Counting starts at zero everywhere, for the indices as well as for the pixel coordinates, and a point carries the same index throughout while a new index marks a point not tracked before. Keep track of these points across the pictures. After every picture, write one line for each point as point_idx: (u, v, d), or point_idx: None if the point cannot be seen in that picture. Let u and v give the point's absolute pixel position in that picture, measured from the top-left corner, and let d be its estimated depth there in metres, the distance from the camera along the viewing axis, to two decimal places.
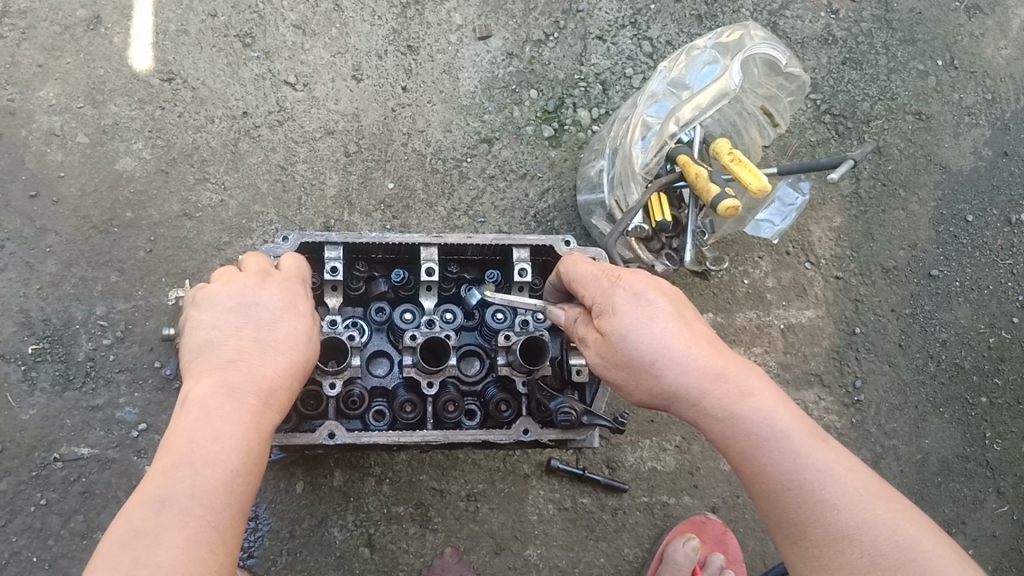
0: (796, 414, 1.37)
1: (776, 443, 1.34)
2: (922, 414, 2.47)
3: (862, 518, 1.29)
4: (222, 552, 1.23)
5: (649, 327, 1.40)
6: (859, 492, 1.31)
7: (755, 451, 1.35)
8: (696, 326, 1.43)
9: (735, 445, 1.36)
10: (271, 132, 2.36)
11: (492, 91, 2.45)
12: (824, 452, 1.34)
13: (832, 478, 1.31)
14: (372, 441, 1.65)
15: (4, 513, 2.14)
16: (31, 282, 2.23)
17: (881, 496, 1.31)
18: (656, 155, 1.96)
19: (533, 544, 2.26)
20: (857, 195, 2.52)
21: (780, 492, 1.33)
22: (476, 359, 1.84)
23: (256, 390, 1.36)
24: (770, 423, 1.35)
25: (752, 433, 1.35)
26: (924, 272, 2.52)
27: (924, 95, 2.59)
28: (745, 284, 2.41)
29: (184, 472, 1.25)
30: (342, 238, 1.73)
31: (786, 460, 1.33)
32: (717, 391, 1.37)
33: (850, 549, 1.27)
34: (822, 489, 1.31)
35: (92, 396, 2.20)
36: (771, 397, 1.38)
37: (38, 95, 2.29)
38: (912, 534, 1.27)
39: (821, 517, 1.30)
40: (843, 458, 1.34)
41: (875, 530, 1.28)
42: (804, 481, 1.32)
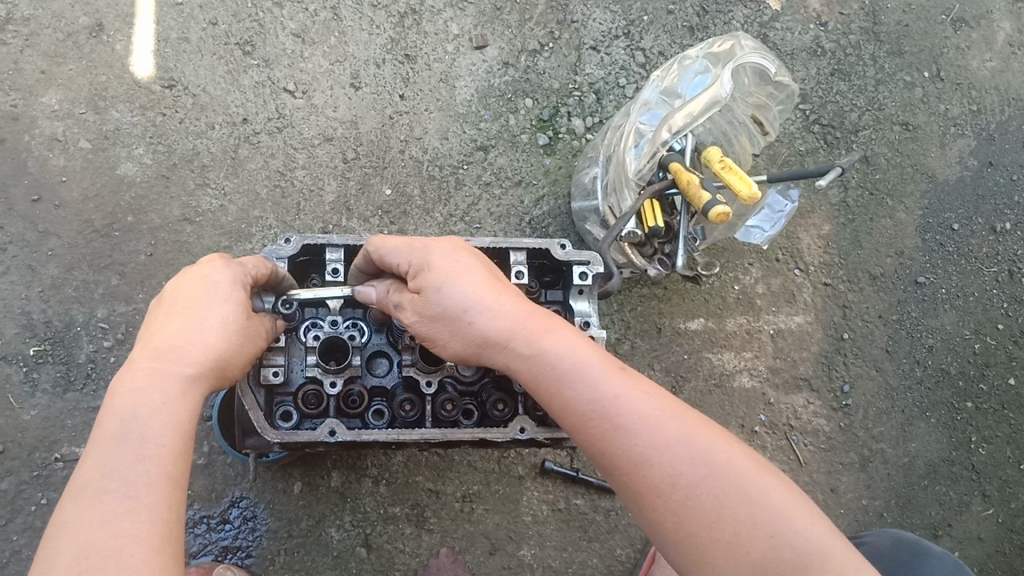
0: (594, 351, 1.42)
1: (575, 376, 1.37)
2: (908, 418, 2.51)
3: (661, 441, 1.30)
4: (145, 519, 1.19)
5: (461, 283, 1.44)
6: (655, 417, 1.33)
7: (560, 386, 1.38)
8: (501, 284, 1.49)
9: (542, 381, 1.40)
10: (271, 138, 2.40)
11: (488, 100, 2.50)
12: (618, 381, 1.37)
13: (623, 402, 1.34)
14: (372, 438, 1.68)
15: (5, 513, 2.16)
16: (33, 285, 2.26)
17: (680, 415, 1.34)
18: (649, 162, 2.01)
19: (527, 545, 2.30)
20: (846, 204, 2.57)
21: (590, 421, 1.34)
22: None
23: (175, 362, 1.34)
24: (571, 360, 1.39)
25: (553, 368, 1.39)
26: (911, 279, 2.57)
27: (911, 107, 2.65)
28: (736, 290, 2.46)
29: (100, 454, 1.24)
30: (343, 239, 1.77)
31: (584, 393, 1.36)
32: (513, 336, 1.42)
33: (653, 472, 1.29)
34: (623, 418, 1.32)
35: (93, 397, 2.23)
36: (571, 341, 1.42)
37: (41, 101, 2.33)
38: (711, 450, 1.29)
39: (627, 442, 1.31)
40: (643, 389, 1.37)
41: (671, 450, 1.29)
42: (608, 411, 1.33)
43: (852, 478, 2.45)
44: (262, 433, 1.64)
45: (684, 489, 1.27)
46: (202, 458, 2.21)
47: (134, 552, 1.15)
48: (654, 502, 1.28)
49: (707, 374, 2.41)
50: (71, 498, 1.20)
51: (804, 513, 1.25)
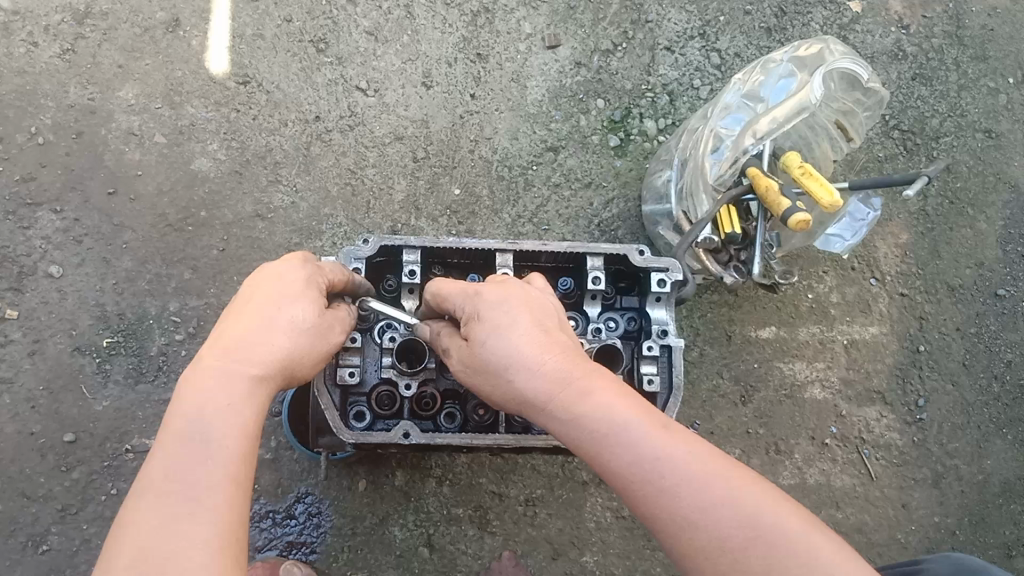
0: (643, 409, 1.27)
1: (618, 440, 1.23)
2: (984, 435, 2.44)
3: (705, 500, 1.15)
4: (210, 519, 1.14)
5: (506, 334, 1.34)
6: (701, 472, 1.18)
7: (599, 449, 1.25)
8: (549, 332, 1.37)
9: (584, 445, 1.27)
10: (343, 136, 2.40)
11: (559, 100, 2.48)
12: (667, 442, 1.22)
13: (670, 467, 1.19)
14: (446, 442, 1.67)
15: (76, 501, 2.19)
16: (108, 277, 2.29)
17: (734, 478, 1.18)
18: (730, 168, 1.97)
19: (590, 551, 2.28)
20: (925, 212, 2.50)
21: (635, 487, 1.20)
22: None
23: (246, 360, 1.32)
24: (614, 420, 1.25)
25: (593, 430, 1.26)
26: (990, 291, 2.50)
27: (994, 114, 2.57)
28: (809, 298, 2.42)
29: (167, 453, 1.19)
30: (421, 241, 1.76)
31: (626, 454, 1.22)
32: (557, 394, 1.30)
33: (699, 536, 1.14)
34: (662, 478, 1.19)
35: (164, 390, 2.26)
36: (616, 394, 1.29)
37: (118, 95, 2.36)
38: (761, 508, 1.14)
39: (674, 511, 1.16)
40: (690, 443, 1.23)
41: (719, 511, 1.14)
42: (653, 478, 1.19)
43: (924, 494, 2.39)
44: (338, 432, 1.65)
45: (734, 553, 1.11)
46: (269, 453, 2.23)
47: (198, 555, 1.09)
48: (705, 569, 1.12)
49: (777, 385, 2.37)
50: (138, 496, 1.14)
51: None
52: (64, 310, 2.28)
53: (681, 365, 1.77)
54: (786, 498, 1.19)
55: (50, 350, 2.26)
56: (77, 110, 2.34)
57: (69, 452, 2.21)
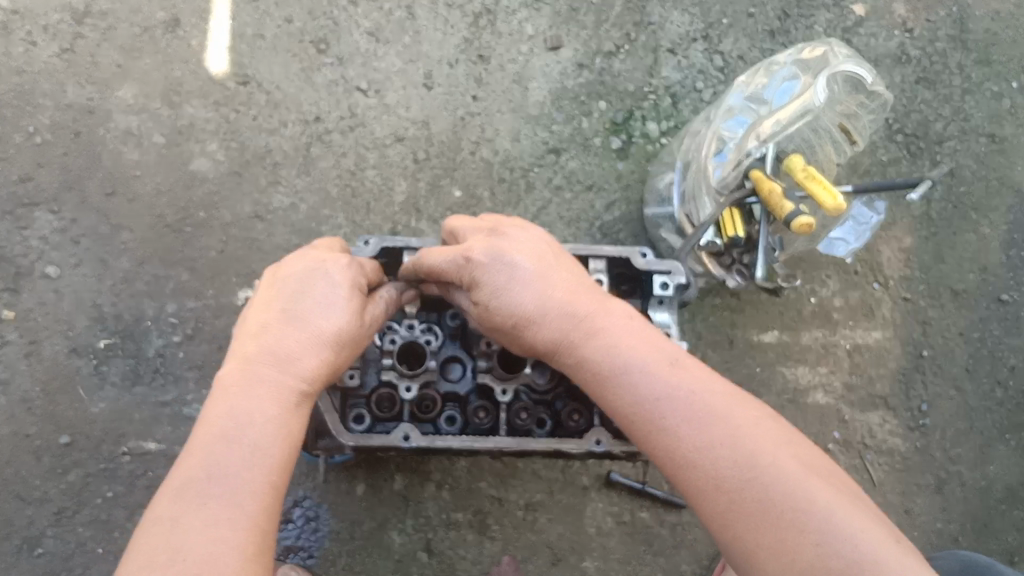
0: (648, 347, 1.38)
1: (621, 379, 1.35)
2: (988, 440, 2.42)
3: (699, 439, 1.24)
4: (244, 526, 1.18)
5: (508, 287, 1.44)
6: (699, 411, 1.26)
7: (607, 392, 1.37)
8: (562, 279, 1.48)
9: (596, 385, 1.39)
10: (343, 137, 2.38)
11: (561, 102, 2.46)
12: (664, 379, 1.32)
13: (666, 403, 1.29)
14: (446, 445, 1.65)
15: (72, 504, 2.17)
16: (105, 278, 2.27)
17: (728, 410, 1.26)
18: (733, 170, 1.96)
19: (590, 556, 2.26)
20: (928, 216, 2.48)
21: (637, 425, 1.31)
22: None
23: (284, 368, 1.36)
24: (618, 361, 1.37)
25: (598, 373, 1.38)
26: (994, 297, 2.48)
27: (998, 118, 2.56)
28: (812, 302, 2.40)
29: (204, 456, 1.23)
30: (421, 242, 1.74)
31: (629, 395, 1.33)
32: (568, 341, 1.43)
33: (694, 471, 1.22)
34: (661, 418, 1.28)
35: (161, 392, 2.23)
36: (621, 337, 1.40)
37: (117, 95, 2.34)
38: (751, 446, 1.20)
39: (669, 445, 1.26)
40: (691, 382, 1.31)
41: (712, 449, 1.22)
42: (653, 414, 1.29)
43: (927, 500, 2.37)
44: (337, 435, 1.63)
45: (727, 490, 1.18)
46: None
47: (228, 559, 1.13)
48: (701, 504, 1.21)
49: (780, 389, 2.35)
50: (173, 497, 1.18)
51: (859, 512, 1.13)
52: (61, 311, 2.25)
53: None
54: (785, 432, 1.25)
55: (46, 351, 2.24)
56: (75, 110, 2.32)
57: (65, 454, 2.19)
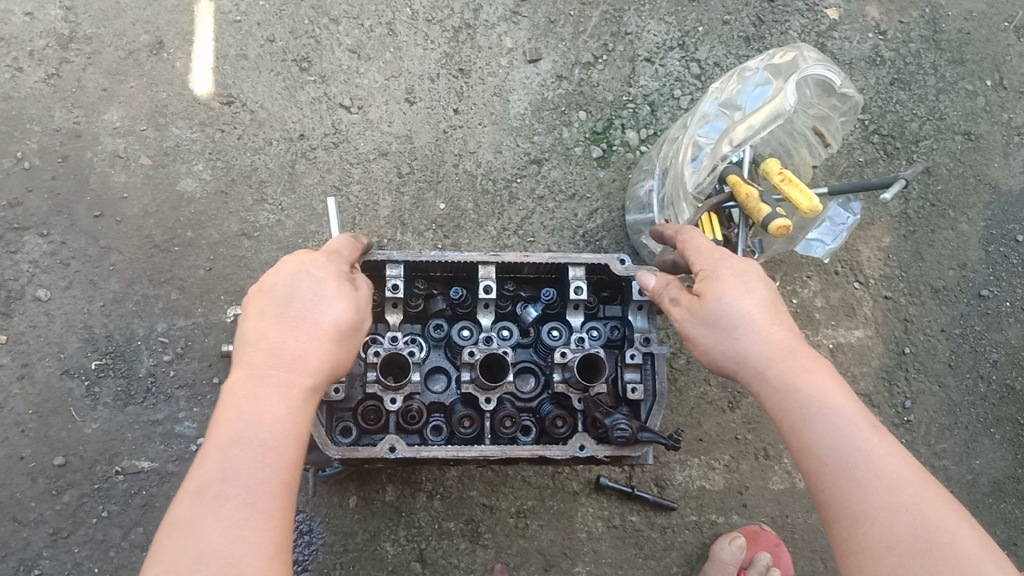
0: (854, 401, 1.39)
1: (824, 416, 1.36)
2: (973, 434, 2.45)
3: (892, 502, 1.26)
4: (267, 525, 1.20)
5: (739, 298, 1.49)
6: (894, 476, 1.28)
7: (801, 424, 1.38)
8: (781, 318, 1.50)
9: (789, 415, 1.39)
10: (327, 154, 2.42)
11: (542, 113, 2.50)
12: (866, 436, 1.33)
13: (868, 458, 1.30)
14: (432, 455, 1.68)
15: (68, 525, 2.20)
16: (95, 299, 2.30)
17: (922, 486, 1.27)
18: (708, 176, 1.99)
19: (582, 561, 2.29)
20: (906, 215, 2.52)
21: (823, 469, 1.33)
22: (531, 376, 1.88)
23: (289, 367, 1.36)
24: (824, 400, 1.37)
25: (802, 405, 1.38)
26: (974, 292, 2.52)
27: (972, 116, 2.60)
28: (794, 303, 2.43)
29: (227, 455, 1.24)
30: (403, 256, 1.78)
31: (829, 435, 1.34)
32: (777, 365, 1.44)
33: (873, 530, 1.24)
34: (856, 467, 1.30)
35: (153, 411, 2.26)
36: (833, 381, 1.41)
37: (103, 118, 2.37)
38: (941, 523, 1.22)
39: (859, 497, 1.28)
40: (889, 446, 1.32)
41: (901, 516, 1.24)
42: (846, 460, 1.31)
43: None
44: (323, 449, 1.66)
45: (901, 557, 1.21)
46: None
47: (248, 558, 1.16)
48: (866, 563, 1.23)
49: None
50: (194, 498, 1.20)
51: None
52: (52, 333, 2.28)
53: (663, 374, 1.81)
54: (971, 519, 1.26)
55: (38, 374, 2.26)
56: (62, 134, 2.35)
57: (60, 475, 2.21)
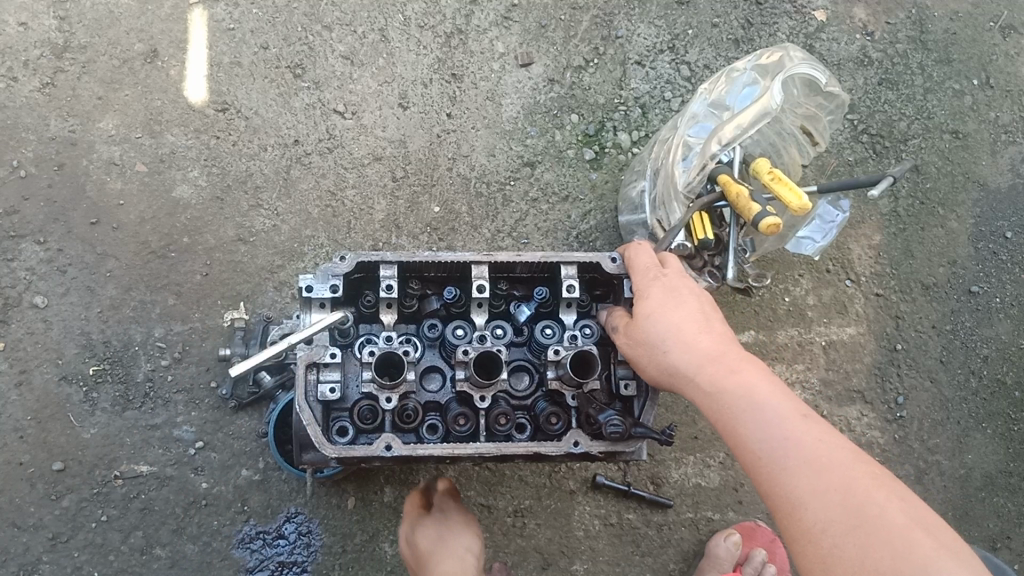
0: (783, 394, 1.44)
1: (753, 413, 1.42)
2: (964, 429, 2.47)
3: (819, 482, 1.30)
4: None
5: (666, 319, 1.63)
6: (821, 457, 1.33)
7: (733, 422, 1.45)
8: (711, 331, 1.60)
9: (723, 417, 1.47)
10: (322, 159, 2.44)
11: (534, 116, 2.52)
12: (792, 423, 1.39)
13: (792, 444, 1.36)
14: (427, 453, 1.69)
15: (67, 529, 2.21)
16: (92, 306, 2.31)
17: (849, 464, 1.31)
18: (698, 175, 2.01)
19: (579, 559, 2.30)
20: (896, 213, 2.54)
21: (756, 462, 1.39)
22: (526, 374, 1.88)
23: None
24: (750, 395, 1.45)
25: (731, 404, 1.46)
26: (964, 289, 2.54)
27: (960, 115, 2.62)
28: (787, 301, 2.45)
29: None
30: (397, 256, 1.79)
31: (757, 429, 1.41)
32: (708, 370, 1.53)
33: (805, 513, 1.29)
34: (783, 454, 1.36)
35: (151, 415, 2.27)
36: (762, 378, 1.48)
37: (98, 126, 2.39)
38: (863, 496, 1.26)
39: (788, 484, 1.33)
40: (816, 430, 1.37)
41: (827, 495, 1.29)
42: (773, 451, 1.37)
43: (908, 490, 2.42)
44: (321, 448, 1.68)
45: (832, 534, 1.26)
46: (257, 474, 2.25)
47: None
48: (803, 546, 1.28)
49: None
50: None
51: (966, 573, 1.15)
52: (50, 340, 2.29)
53: None
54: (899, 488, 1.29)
55: (36, 380, 2.27)
56: (58, 142, 2.37)
57: (58, 480, 2.22)
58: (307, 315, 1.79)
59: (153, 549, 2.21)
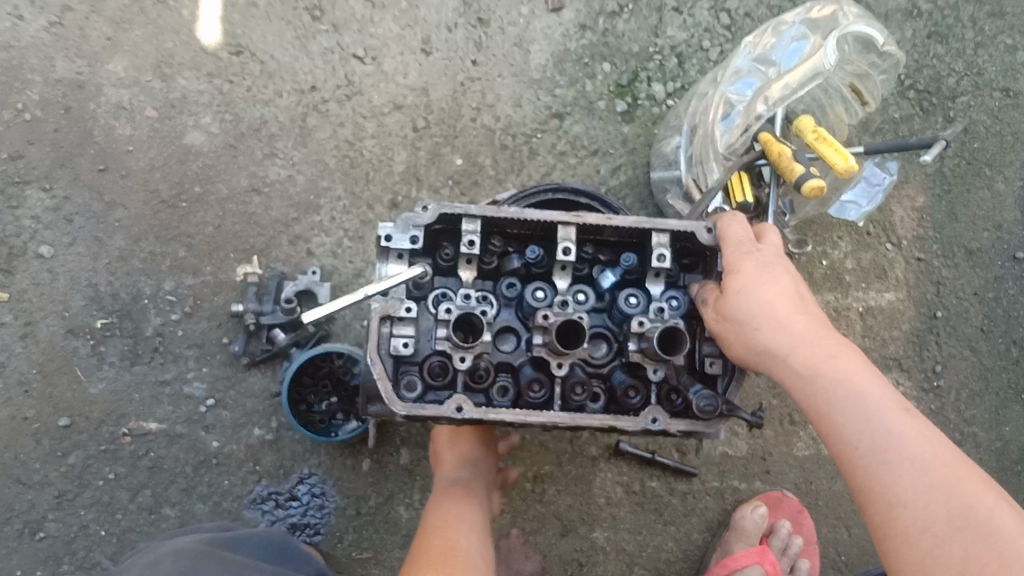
0: (884, 384, 1.36)
1: (853, 405, 1.34)
2: (1002, 401, 2.39)
3: (922, 483, 1.26)
4: None
5: (763, 290, 1.45)
6: (924, 456, 1.28)
7: (828, 411, 1.36)
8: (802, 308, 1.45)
9: (816, 404, 1.38)
10: (339, 106, 2.32)
11: (564, 65, 2.40)
12: (895, 419, 1.32)
13: (894, 441, 1.30)
14: (499, 418, 1.58)
15: (73, 487, 2.14)
16: (100, 257, 2.22)
17: (953, 466, 1.27)
18: (740, 136, 1.91)
19: (600, 527, 2.23)
20: (942, 173, 2.42)
21: (852, 456, 1.32)
22: (604, 342, 1.76)
23: None
24: (852, 385, 1.36)
25: (829, 391, 1.37)
26: (1009, 255, 2.43)
27: (1012, 72, 2.49)
28: (824, 265, 2.32)
29: None
30: (481, 210, 1.64)
31: (856, 422, 1.33)
32: (807, 351, 1.40)
33: (904, 514, 1.26)
34: (886, 452, 1.30)
35: (161, 371, 2.19)
36: (862, 364, 1.39)
37: (107, 68, 2.28)
38: (971, 500, 1.23)
39: (888, 483, 1.28)
40: (918, 426, 1.32)
41: (932, 497, 1.25)
42: (874, 448, 1.31)
43: None
44: (390, 404, 1.57)
45: (934, 537, 1.23)
46: (270, 434, 2.18)
47: None
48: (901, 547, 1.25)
49: None
50: None
51: None
52: (56, 291, 2.20)
53: None
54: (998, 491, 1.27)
55: (41, 332, 2.18)
56: (65, 84, 2.26)
57: (64, 436, 2.15)
58: (385, 264, 1.69)
59: (163, 508, 2.15)
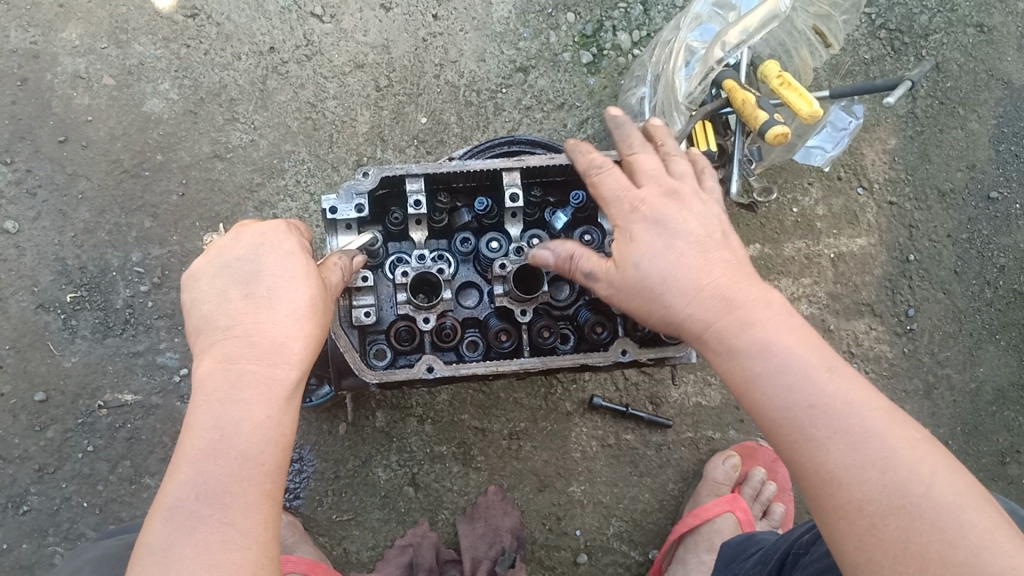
0: (803, 345, 1.19)
1: (770, 378, 1.17)
2: (977, 342, 2.38)
3: (850, 455, 1.09)
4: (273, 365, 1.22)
5: (664, 254, 1.29)
6: (852, 424, 1.11)
7: (749, 386, 1.19)
8: (717, 257, 1.30)
9: (737, 378, 1.21)
10: (300, 67, 2.28)
11: (527, 16, 2.35)
12: (821, 385, 1.14)
13: (822, 414, 1.12)
14: (472, 372, 1.60)
15: (54, 460, 2.16)
16: (65, 230, 2.21)
17: (885, 431, 1.10)
18: (700, 84, 1.87)
19: (577, 481, 2.25)
20: (913, 114, 2.40)
21: (780, 431, 1.15)
22: (565, 283, 1.75)
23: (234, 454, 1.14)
24: (768, 354, 1.18)
25: (746, 366, 1.20)
26: (982, 195, 2.41)
27: (985, 6, 2.44)
28: (794, 212, 2.33)
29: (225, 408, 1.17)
30: (423, 168, 1.64)
31: (779, 395, 1.16)
32: (720, 321, 1.24)
33: (839, 493, 1.09)
34: (812, 427, 1.12)
35: (133, 342, 2.19)
36: (778, 325, 1.22)
37: (61, 36, 2.23)
38: (908, 469, 1.07)
39: (815, 457, 1.11)
40: (845, 388, 1.14)
41: (864, 472, 1.08)
42: (799, 421, 1.13)
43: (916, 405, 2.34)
44: (361, 374, 1.57)
45: (870, 515, 1.06)
46: None
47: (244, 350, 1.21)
48: (840, 526, 1.09)
49: None
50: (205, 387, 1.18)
51: None
52: (24, 266, 2.20)
53: None
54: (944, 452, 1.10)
55: (12, 308, 2.19)
56: (20, 55, 2.23)
57: (41, 411, 2.17)
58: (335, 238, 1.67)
59: (143, 478, 2.16)
